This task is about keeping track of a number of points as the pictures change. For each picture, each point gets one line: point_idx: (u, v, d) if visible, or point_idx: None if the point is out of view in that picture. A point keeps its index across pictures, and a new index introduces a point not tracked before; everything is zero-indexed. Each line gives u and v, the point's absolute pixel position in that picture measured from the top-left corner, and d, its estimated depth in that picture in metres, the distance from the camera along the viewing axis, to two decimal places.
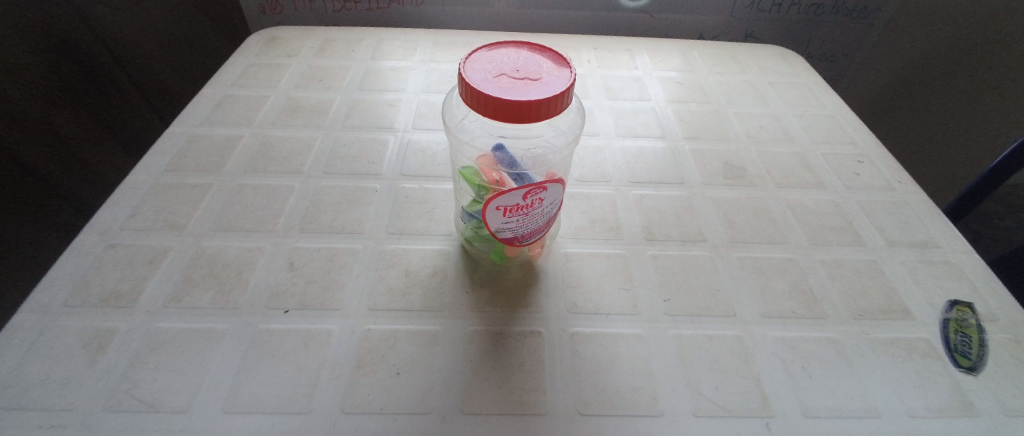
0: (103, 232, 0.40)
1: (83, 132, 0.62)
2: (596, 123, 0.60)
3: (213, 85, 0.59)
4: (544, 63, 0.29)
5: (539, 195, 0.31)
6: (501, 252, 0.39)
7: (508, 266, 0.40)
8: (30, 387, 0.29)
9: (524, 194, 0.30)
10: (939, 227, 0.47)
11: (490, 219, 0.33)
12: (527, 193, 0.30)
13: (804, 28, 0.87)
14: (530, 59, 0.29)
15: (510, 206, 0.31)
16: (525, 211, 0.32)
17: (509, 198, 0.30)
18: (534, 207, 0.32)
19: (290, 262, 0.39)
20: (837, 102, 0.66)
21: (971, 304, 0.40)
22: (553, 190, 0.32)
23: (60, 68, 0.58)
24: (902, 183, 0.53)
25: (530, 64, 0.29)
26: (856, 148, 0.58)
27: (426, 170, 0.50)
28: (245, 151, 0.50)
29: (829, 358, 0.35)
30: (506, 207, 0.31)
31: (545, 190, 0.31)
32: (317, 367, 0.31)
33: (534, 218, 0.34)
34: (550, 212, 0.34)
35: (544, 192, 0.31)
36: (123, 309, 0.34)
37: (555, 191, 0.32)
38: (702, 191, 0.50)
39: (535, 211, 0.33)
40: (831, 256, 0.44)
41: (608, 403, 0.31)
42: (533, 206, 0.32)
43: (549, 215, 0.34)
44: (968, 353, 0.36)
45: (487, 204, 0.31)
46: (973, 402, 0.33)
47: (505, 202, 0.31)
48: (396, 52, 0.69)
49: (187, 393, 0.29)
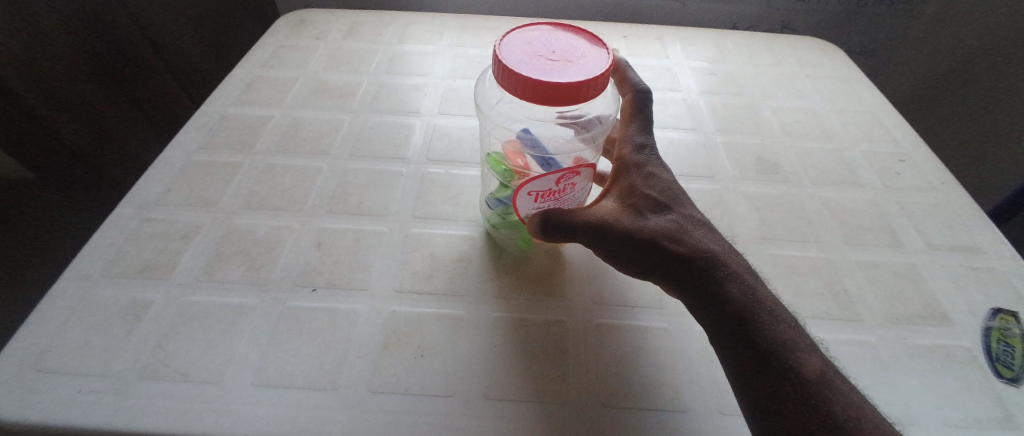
0: (139, 205, 0.41)
1: (115, 112, 0.63)
2: None
3: (243, 66, 0.60)
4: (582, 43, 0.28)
5: (573, 180, 0.31)
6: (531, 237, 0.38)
7: (534, 252, 0.40)
8: (73, 352, 0.30)
9: (557, 180, 0.30)
10: (985, 232, 0.45)
11: (523, 205, 0.32)
12: (560, 178, 0.30)
13: (843, 19, 0.83)
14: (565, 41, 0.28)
15: (543, 191, 0.31)
16: (559, 196, 0.32)
17: (541, 183, 0.30)
18: (567, 191, 0.32)
19: (318, 242, 0.39)
20: (879, 98, 0.63)
21: (1018, 314, 0.38)
22: (587, 175, 0.31)
23: (98, 50, 0.59)
24: (946, 184, 0.50)
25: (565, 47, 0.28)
26: (898, 147, 0.55)
27: (452, 156, 0.49)
28: (274, 131, 0.51)
29: (862, 362, 0.34)
30: (537, 192, 0.31)
31: (577, 175, 0.30)
32: (344, 345, 0.32)
33: (567, 202, 0.33)
34: (584, 194, 0.34)
35: (576, 177, 0.31)
36: (159, 280, 0.35)
37: (591, 176, 0.32)
38: (733, 185, 0.49)
39: (566, 197, 0.32)
40: (869, 258, 0.42)
41: (633, 396, 0.31)
42: (567, 190, 0.31)
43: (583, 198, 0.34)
44: (1011, 364, 0.34)
45: (519, 190, 0.30)
46: (1017, 416, 0.31)
47: (537, 187, 0.30)
48: (422, 37, 0.69)
49: (219, 365, 0.30)
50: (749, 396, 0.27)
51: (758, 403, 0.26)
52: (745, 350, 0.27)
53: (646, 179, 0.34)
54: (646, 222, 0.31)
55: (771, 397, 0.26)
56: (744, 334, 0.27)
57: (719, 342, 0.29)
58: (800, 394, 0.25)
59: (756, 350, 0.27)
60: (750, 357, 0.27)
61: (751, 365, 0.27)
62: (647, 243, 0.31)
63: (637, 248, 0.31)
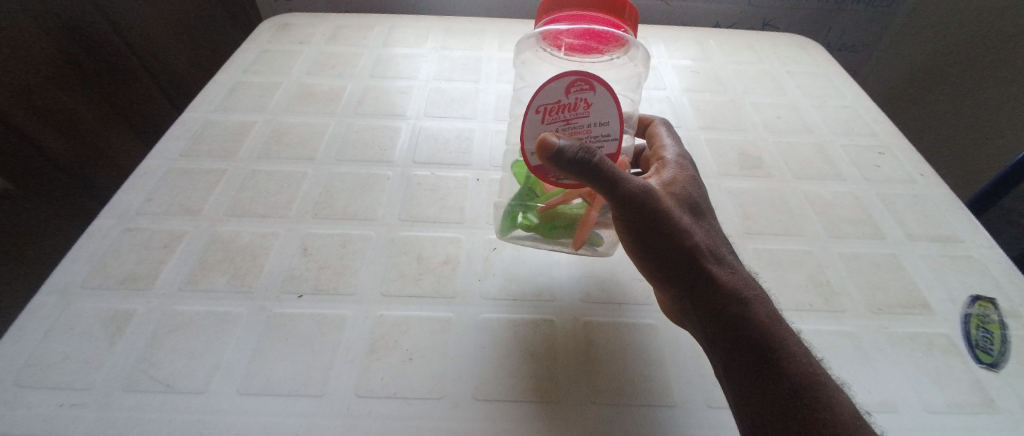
0: (120, 215, 0.40)
1: (97, 119, 0.62)
2: None
3: (226, 72, 0.60)
4: (592, 13, 0.33)
5: (586, 96, 0.30)
6: (545, 216, 0.35)
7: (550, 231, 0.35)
8: (52, 367, 0.29)
9: (568, 86, 0.30)
10: (962, 221, 0.46)
11: (531, 129, 0.31)
12: (573, 81, 0.30)
13: (823, 16, 0.85)
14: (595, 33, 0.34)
15: (552, 104, 0.30)
16: (570, 117, 0.31)
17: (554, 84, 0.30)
18: (579, 113, 0.31)
19: (304, 247, 0.39)
20: (858, 93, 0.64)
21: (995, 300, 0.39)
22: (603, 94, 0.30)
23: (73, 55, 0.58)
24: (924, 175, 0.51)
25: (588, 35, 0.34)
26: (877, 140, 0.56)
27: (438, 158, 0.49)
28: (258, 137, 0.50)
29: (847, 353, 0.34)
30: (548, 101, 0.30)
31: (591, 89, 0.30)
32: (331, 352, 0.31)
33: (580, 134, 0.31)
34: (601, 135, 0.32)
35: (591, 92, 0.30)
36: (141, 291, 0.35)
37: (607, 100, 0.31)
38: (719, 181, 0.49)
39: (579, 122, 0.31)
40: (850, 249, 0.43)
41: (622, 392, 0.31)
42: (579, 111, 0.31)
43: (600, 143, 0.32)
44: (989, 349, 0.35)
45: (528, 103, 0.31)
46: (995, 399, 0.32)
47: (546, 97, 0.30)
48: (407, 39, 0.69)
49: (204, 374, 0.30)
50: (753, 388, 0.27)
51: (761, 399, 0.27)
52: (751, 350, 0.28)
53: (681, 183, 0.35)
54: (682, 215, 0.31)
55: (762, 399, 0.26)
56: (754, 334, 0.28)
57: (729, 334, 0.29)
58: (800, 397, 0.26)
59: (764, 349, 0.28)
60: (758, 354, 0.28)
61: (760, 363, 0.27)
62: (682, 229, 0.30)
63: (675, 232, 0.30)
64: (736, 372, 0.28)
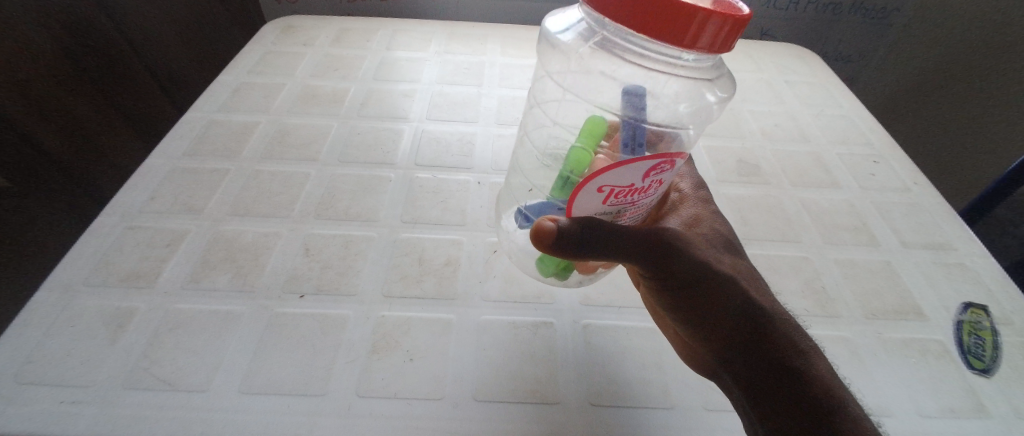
0: (122, 214, 0.40)
1: (96, 116, 0.62)
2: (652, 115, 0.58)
3: (230, 72, 0.60)
4: None
5: (663, 176, 0.27)
6: None
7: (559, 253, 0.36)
8: (52, 364, 0.29)
9: (648, 172, 0.26)
10: (955, 230, 0.47)
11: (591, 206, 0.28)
12: (652, 169, 0.25)
13: (821, 27, 0.86)
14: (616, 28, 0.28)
15: (623, 188, 0.26)
16: (637, 198, 0.28)
17: (623, 176, 0.25)
18: (647, 193, 0.28)
19: (306, 247, 0.39)
20: (854, 104, 0.65)
21: (986, 308, 0.40)
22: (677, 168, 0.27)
23: (76, 53, 0.58)
24: (918, 184, 0.52)
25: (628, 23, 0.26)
26: (872, 149, 0.57)
27: (440, 160, 0.50)
28: (261, 138, 0.50)
29: (842, 358, 0.35)
30: (613, 189, 0.26)
31: (669, 166, 0.26)
32: (332, 351, 0.32)
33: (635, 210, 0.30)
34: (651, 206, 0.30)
35: (666, 170, 0.27)
36: (143, 289, 0.35)
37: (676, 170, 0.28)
38: (716, 187, 0.50)
39: (642, 199, 0.29)
40: (845, 256, 0.44)
41: (620, 394, 0.31)
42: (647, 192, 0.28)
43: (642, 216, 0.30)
44: (981, 356, 0.36)
45: (595, 179, 0.25)
46: (987, 404, 0.33)
47: (618, 181, 0.26)
48: (410, 43, 0.69)
49: (205, 372, 0.30)
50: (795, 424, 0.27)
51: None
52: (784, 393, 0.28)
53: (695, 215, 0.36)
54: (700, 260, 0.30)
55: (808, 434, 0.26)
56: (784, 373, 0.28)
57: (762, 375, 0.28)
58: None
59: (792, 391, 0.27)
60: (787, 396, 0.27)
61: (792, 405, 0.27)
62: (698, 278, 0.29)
63: (708, 280, 0.29)
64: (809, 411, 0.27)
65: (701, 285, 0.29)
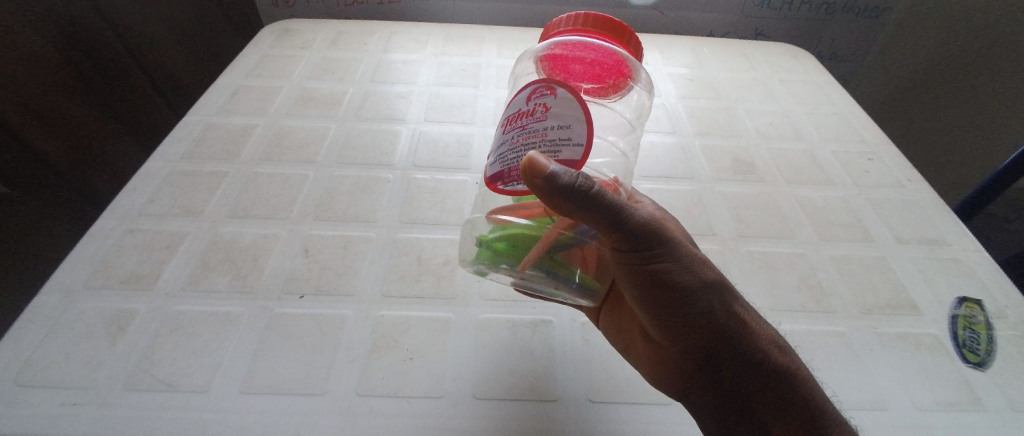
0: (121, 217, 0.41)
1: (94, 121, 0.62)
2: (658, 122, 0.59)
3: (227, 76, 0.60)
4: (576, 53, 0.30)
5: (547, 100, 0.25)
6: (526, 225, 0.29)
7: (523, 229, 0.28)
8: (53, 366, 0.30)
9: (530, 95, 0.27)
10: (949, 225, 0.47)
11: (495, 141, 0.28)
12: (533, 92, 0.27)
13: (814, 27, 0.87)
14: (589, 55, 0.29)
15: (516, 113, 0.27)
16: (528, 123, 0.26)
17: (517, 101, 0.28)
18: (536, 118, 0.25)
19: (305, 248, 0.39)
20: (848, 102, 0.66)
21: (980, 302, 0.40)
22: (566, 96, 0.25)
23: (71, 56, 0.58)
24: (913, 181, 0.53)
25: (619, 62, 0.29)
26: (866, 146, 0.58)
27: (438, 162, 0.50)
28: (259, 140, 0.51)
29: (837, 352, 0.35)
30: (511, 116, 0.28)
31: (552, 91, 0.25)
32: (332, 351, 0.32)
33: (534, 139, 0.25)
34: (560, 139, 0.24)
35: (551, 97, 0.25)
36: (142, 291, 0.35)
37: (571, 101, 0.25)
38: (712, 185, 0.50)
39: (533, 125, 0.25)
40: (840, 252, 0.44)
41: (618, 391, 0.31)
42: (536, 116, 0.26)
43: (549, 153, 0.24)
44: (976, 350, 0.36)
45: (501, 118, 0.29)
46: (982, 397, 0.33)
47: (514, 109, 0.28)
48: (406, 45, 0.70)
49: (205, 373, 0.30)
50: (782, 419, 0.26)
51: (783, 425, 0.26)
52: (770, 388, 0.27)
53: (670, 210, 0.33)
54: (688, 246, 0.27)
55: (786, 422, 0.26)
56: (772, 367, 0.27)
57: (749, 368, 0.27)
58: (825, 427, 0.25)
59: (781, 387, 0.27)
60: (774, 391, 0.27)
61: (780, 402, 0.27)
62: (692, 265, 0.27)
63: (691, 268, 0.27)
64: (789, 402, 0.26)
65: (687, 270, 0.27)
